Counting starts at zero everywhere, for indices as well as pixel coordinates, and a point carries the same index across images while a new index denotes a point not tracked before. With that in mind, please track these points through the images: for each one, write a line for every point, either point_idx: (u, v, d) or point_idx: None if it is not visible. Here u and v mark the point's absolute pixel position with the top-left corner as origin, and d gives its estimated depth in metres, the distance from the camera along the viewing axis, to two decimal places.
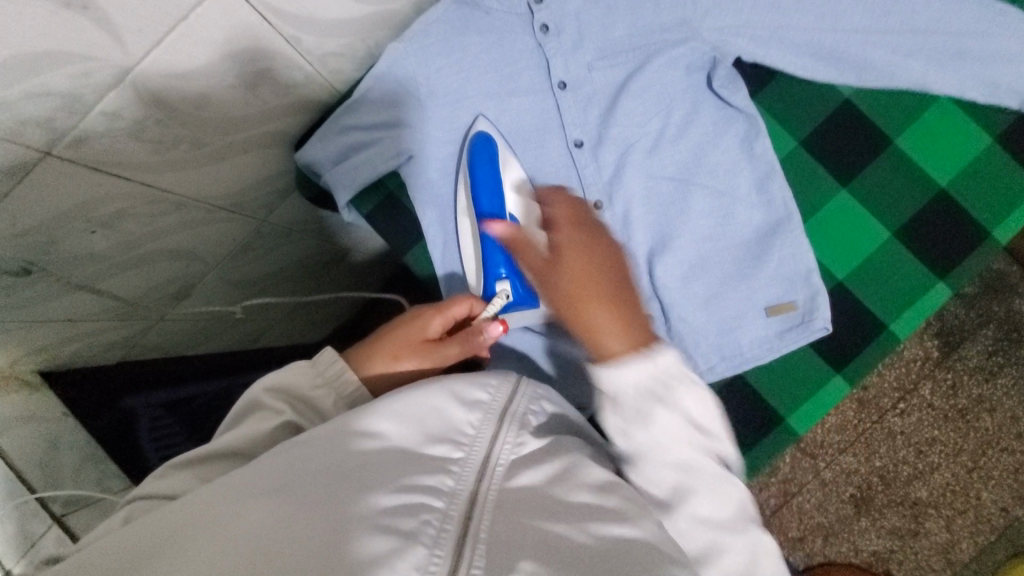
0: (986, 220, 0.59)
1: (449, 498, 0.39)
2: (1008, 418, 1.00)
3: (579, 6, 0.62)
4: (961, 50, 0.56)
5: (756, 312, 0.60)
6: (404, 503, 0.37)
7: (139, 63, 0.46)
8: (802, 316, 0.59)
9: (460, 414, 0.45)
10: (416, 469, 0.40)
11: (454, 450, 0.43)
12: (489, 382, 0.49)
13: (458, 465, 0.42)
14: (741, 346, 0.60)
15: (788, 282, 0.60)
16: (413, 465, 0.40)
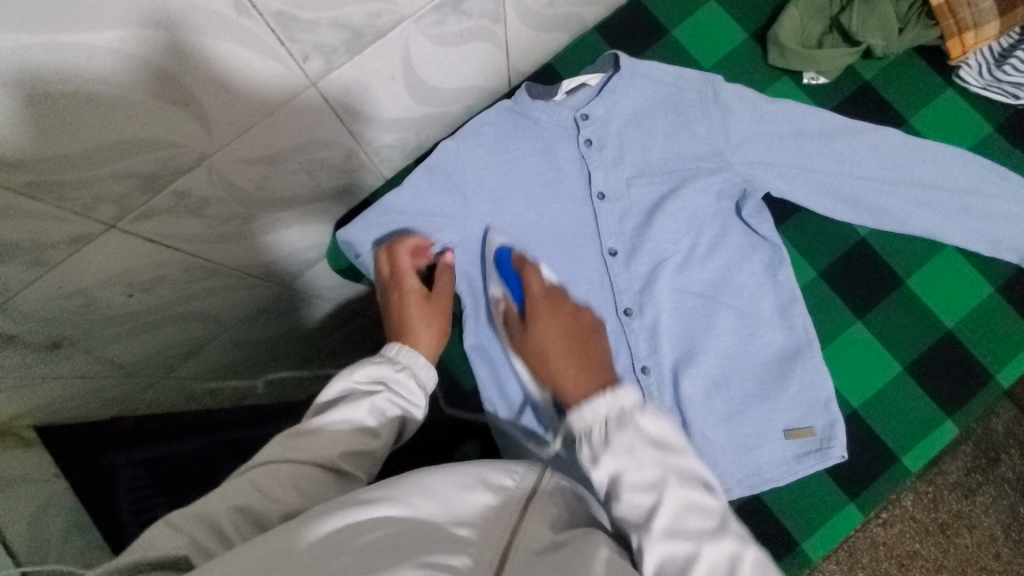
0: (989, 363, 0.63)
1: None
2: (987, 537, 1.02)
3: (621, 127, 0.68)
4: (965, 207, 0.63)
5: (775, 434, 0.62)
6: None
7: (218, 151, 0.48)
8: (819, 443, 0.61)
9: (486, 496, 0.41)
10: (429, 546, 0.35)
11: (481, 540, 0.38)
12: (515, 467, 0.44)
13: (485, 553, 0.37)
14: (760, 467, 0.62)
15: (806, 407, 0.62)
16: (427, 543, 0.35)
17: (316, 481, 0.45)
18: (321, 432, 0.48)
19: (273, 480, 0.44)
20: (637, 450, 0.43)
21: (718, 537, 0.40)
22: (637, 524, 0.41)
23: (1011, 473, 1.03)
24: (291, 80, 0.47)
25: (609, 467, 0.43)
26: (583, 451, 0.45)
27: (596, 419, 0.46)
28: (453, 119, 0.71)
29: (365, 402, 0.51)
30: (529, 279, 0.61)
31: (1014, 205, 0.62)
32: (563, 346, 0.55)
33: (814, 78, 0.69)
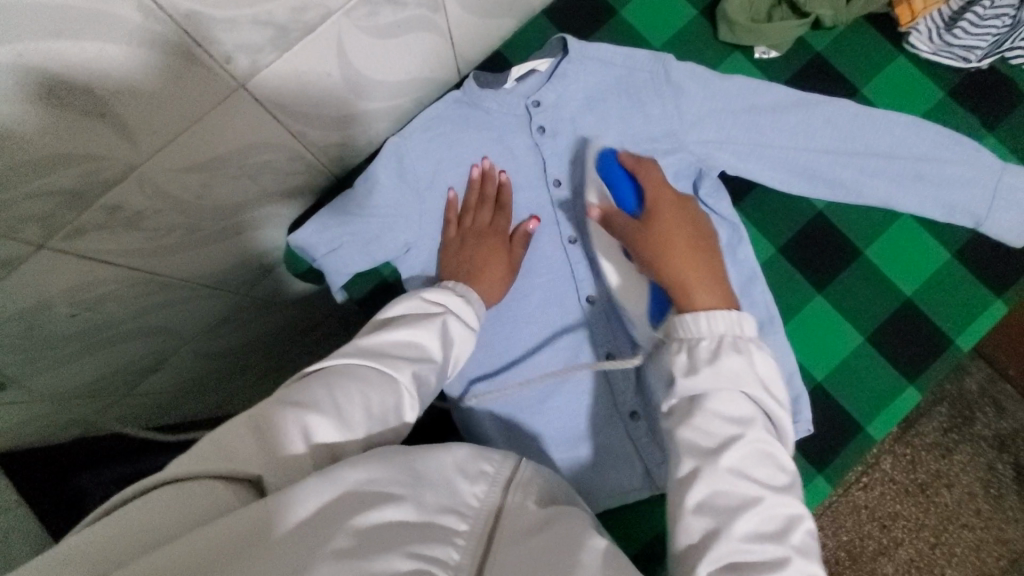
0: (949, 327, 0.63)
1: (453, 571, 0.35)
2: (966, 494, 1.04)
3: (574, 112, 0.66)
4: (919, 174, 0.63)
5: None
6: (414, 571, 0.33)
7: (146, 162, 0.46)
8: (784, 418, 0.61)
9: (466, 486, 0.41)
10: (417, 535, 0.35)
11: (460, 521, 0.38)
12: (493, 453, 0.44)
13: (464, 537, 0.37)
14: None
15: None
16: (416, 529, 0.36)
17: (374, 408, 0.44)
18: (378, 357, 0.47)
19: (337, 392, 0.43)
20: (744, 385, 0.46)
21: (785, 496, 0.43)
22: (707, 451, 0.44)
23: (987, 430, 1.05)
24: (216, 86, 0.45)
25: (705, 385, 0.46)
26: (679, 357, 0.49)
27: (718, 337, 0.48)
28: (404, 114, 0.69)
29: (429, 337, 0.50)
30: (647, 172, 0.59)
31: (967, 169, 0.62)
32: (699, 258, 0.54)
33: (765, 53, 0.68)
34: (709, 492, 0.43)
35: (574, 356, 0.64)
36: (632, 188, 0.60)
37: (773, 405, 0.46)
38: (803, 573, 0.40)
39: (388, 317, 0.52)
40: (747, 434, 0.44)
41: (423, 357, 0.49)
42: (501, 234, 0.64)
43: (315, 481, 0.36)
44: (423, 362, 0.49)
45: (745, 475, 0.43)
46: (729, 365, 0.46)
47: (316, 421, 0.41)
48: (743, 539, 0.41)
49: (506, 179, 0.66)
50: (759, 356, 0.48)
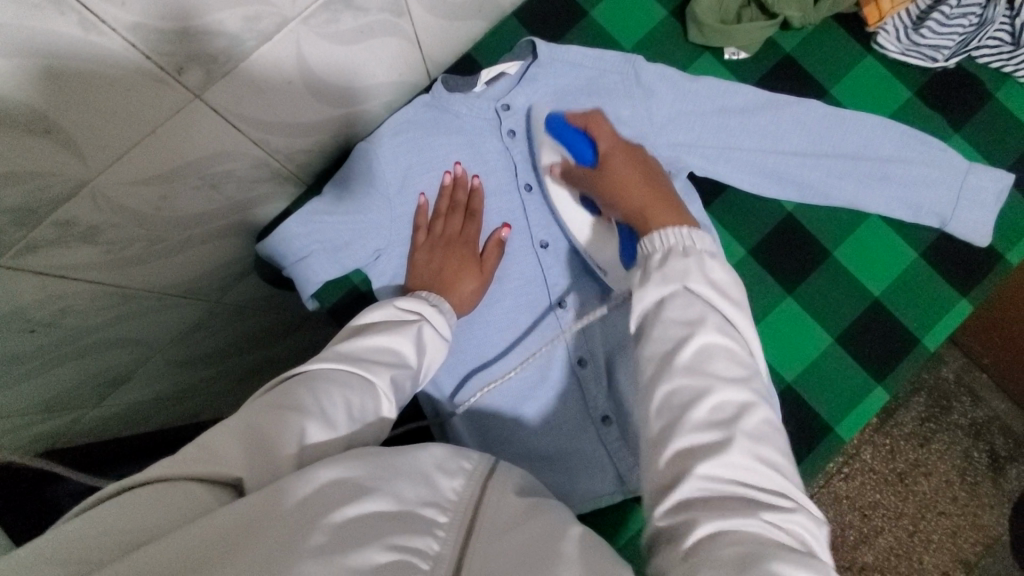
0: (917, 327, 0.64)
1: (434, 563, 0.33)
2: (943, 482, 1.05)
3: (544, 116, 0.66)
4: (886, 175, 0.63)
5: None
6: (393, 564, 0.31)
7: (99, 175, 0.45)
8: None
9: (445, 481, 0.39)
10: (395, 526, 0.34)
11: (440, 514, 0.36)
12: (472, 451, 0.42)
13: (445, 529, 0.36)
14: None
15: None
16: (393, 522, 0.34)
17: (357, 409, 0.43)
18: (356, 361, 0.46)
19: (318, 394, 0.42)
20: (691, 283, 0.41)
21: (741, 388, 0.38)
22: (661, 359, 0.39)
23: (963, 419, 1.07)
24: (170, 97, 0.44)
25: (657, 296, 0.42)
26: (635, 274, 0.44)
27: (670, 246, 0.44)
28: (373, 118, 0.68)
29: (408, 337, 0.49)
30: (597, 126, 0.56)
31: (933, 170, 0.63)
32: (658, 194, 0.50)
33: (736, 54, 0.68)
34: (670, 390, 0.38)
35: (548, 362, 0.64)
36: (585, 139, 0.58)
37: (728, 306, 0.41)
38: (751, 457, 0.35)
39: (361, 323, 0.50)
40: (696, 333, 0.39)
41: (400, 358, 0.48)
42: (472, 241, 0.63)
43: (292, 479, 0.35)
44: (400, 363, 0.48)
45: (701, 371, 0.38)
46: (674, 267, 0.42)
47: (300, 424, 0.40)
48: (694, 431, 0.36)
49: (478, 185, 0.65)
50: (707, 262, 0.43)
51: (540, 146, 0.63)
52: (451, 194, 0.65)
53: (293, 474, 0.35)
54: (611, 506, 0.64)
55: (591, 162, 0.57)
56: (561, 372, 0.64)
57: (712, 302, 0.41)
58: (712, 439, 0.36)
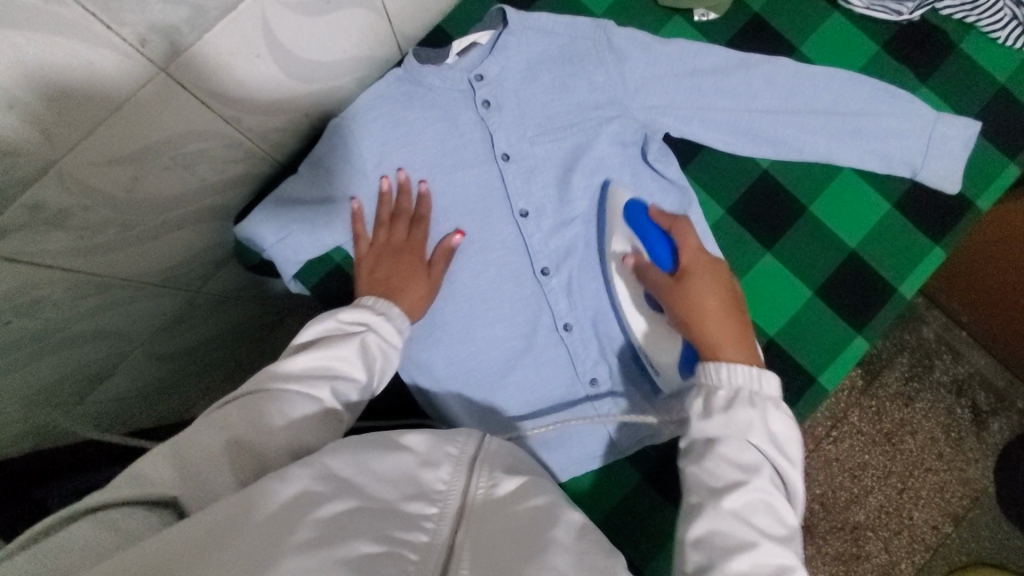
0: (893, 277, 0.65)
1: (424, 553, 0.35)
2: (929, 439, 1.08)
3: (517, 85, 0.65)
4: (856, 128, 0.64)
5: None
6: (380, 555, 0.33)
7: (66, 154, 0.44)
8: None
9: (431, 472, 0.40)
10: (383, 521, 0.35)
11: (428, 505, 0.38)
12: (456, 434, 0.43)
13: (433, 521, 0.37)
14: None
15: None
16: (380, 517, 0.35)
17: (303, 421, 0.44)
18: (297, 379, 0.46)
19: (259, 414, 0.43)
20: (753, 436, 0.45)
21: (782, 545, 0.42)
22: (713, 491, 0.44)
23: (945, 376, 1.09)
24: (131, 71, 0.43)
25: (716, 431, 0.46)
26: (696, 403, 0.48)
27: (735, 390, 0.47)
28: (346, 95, 0.67)
29: (359, 352, 0.49)
30: (683, 237, 0.57)
31: (902, 121, 0.64)
32: (730, 314, 0.53)
33: (706, 15, 0.68)
34: (710, 530, 0.42)
35: (534, 330, 0.65)
36: (664, 244, 0.58)
37: (770, 448, 0.46)
38: (773, 559, 0.41)
39: (314, 334, 0.50)
40: (753, 480, 0.44)
41: (349, 373, 0.48)
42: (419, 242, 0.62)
43: (269, 481, 0.35)
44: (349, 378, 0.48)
45: (745, 521, 0.43)
46: (740, 417, 0.46)
47: (237, 438, 0.41)
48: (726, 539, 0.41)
49: (425, 190, 0.64)
50: (772, 413, 0.47)
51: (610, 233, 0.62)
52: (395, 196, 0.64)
53: (267, 478, 0.36)
54: (602, 468, 0.65)
55: (668, 267, 0.57)
56: (548, 339, 0.65)
57: (768, 457, 0.46)
58: (739, 540, 0.41)
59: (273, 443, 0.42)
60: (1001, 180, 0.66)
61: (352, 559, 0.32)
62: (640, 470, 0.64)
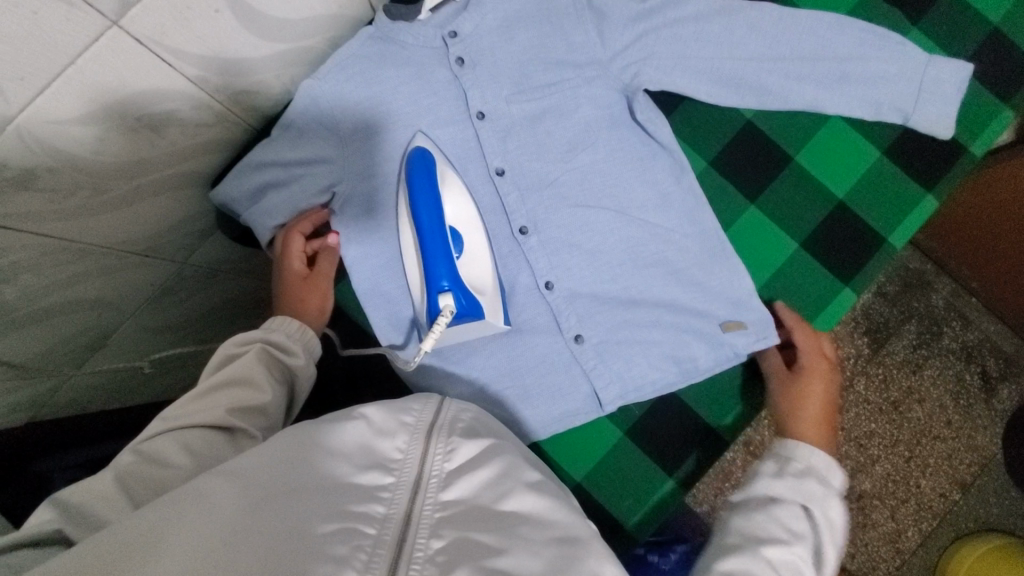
0: (883, 227, 0.63)
1: (380, 525, 0.35)
2: (937, 406, 1.06)
3: (493, 41, 0.63)
4: (844, 74, 0.62)
5: (692, 333, 0.62)
6: (336, 532, 0.34)
7: (23, 110, 0.44)
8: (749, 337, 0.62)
9: (387, 442, 0.42)
10: (342, 496, 0.36)
11: (385, 476, 0.39)
12: (411, 404, 0.46)
13: (389, 490, 0.38)
14: (694, 360, 0.62)
15: (728, 304, 0.62)
16: (342, 492, 0.37)
17: (203, 450, 0.46)
18: (176, 418, 0.47)
19: (155, 453, 0.45)
20: (813, 504, 0.49)
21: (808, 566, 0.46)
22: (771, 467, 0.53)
23: (954, 343, 1.07)
24: (82, 22, 0.42)
25: (781, 491, 0.50)
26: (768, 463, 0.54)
27: (809, 468, 0.52)
28: (320, 57, 0.66)
29: (253, 374, 0.51)
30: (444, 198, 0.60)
31: (892, 65, 0.61)
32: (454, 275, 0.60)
33: None
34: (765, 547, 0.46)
35: (513, 289, 0.64)
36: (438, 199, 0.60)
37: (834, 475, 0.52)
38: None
39: (211, 366, 0.52)
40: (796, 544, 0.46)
41: (247, 393, 0.49)
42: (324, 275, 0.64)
43: (210, 476, 0.36)
44: (251, 400, 0.49)
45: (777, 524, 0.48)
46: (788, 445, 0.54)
47: (126, 476, 0.43)
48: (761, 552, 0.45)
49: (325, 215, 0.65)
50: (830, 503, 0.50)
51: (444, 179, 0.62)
52: (303, 225, 0.64)
53: (204, 474, 0.37)
54: (585, 424, 0.64)
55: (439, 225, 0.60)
56: (528, 297, 0.64)
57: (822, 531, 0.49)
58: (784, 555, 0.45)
59: (176, 473, 0.44)
60: (997, 125, 0.63)
61: (306, 540, 0.33)
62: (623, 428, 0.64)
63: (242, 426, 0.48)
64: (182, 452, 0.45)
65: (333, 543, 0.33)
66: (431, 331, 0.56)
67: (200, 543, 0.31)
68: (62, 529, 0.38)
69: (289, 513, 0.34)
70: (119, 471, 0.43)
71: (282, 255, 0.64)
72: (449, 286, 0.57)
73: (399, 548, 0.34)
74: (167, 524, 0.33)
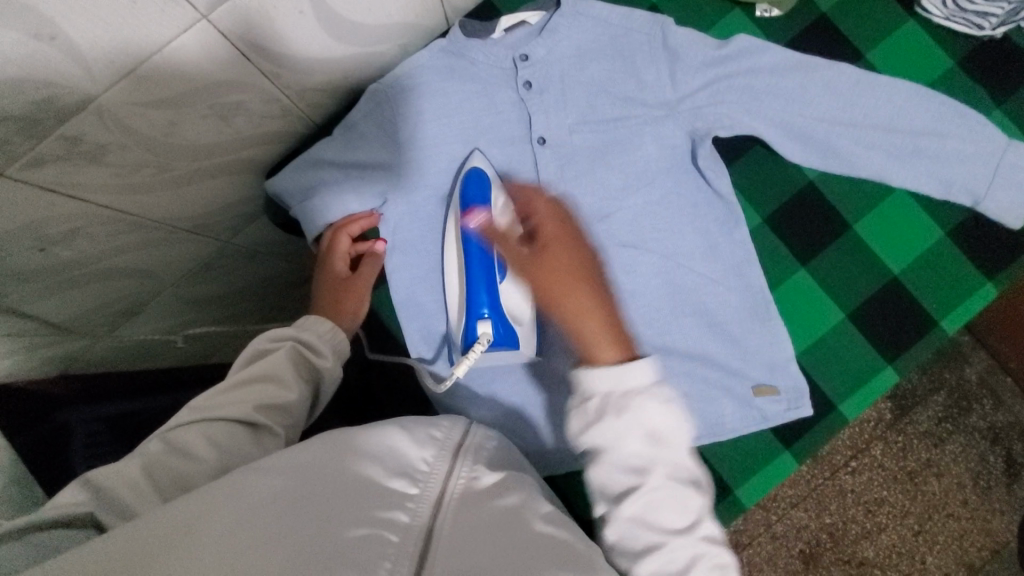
0: (936, 309, 0.61)
1: (404, 534, 0.35)
2: (955, 484, 1.02)
3: (563, 68, 0.63)
4: (918, 148, 0.60)
5: (724, 391, 0.61)
6: (361, 538, 0.34)
7: (106, 91, 0.45)
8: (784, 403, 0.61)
9: (415, 451, 0.42)
10: (370, 501, 0.36)
11: (411, 485, 0.39)
12: (440, 422, 0.46)
13: (414, 501, 0.38)
14: (723, 417, 0.61)
15: (766, 366, 0.61)
16: (369, 497, 0.37)
17: (226, 444, 0.46)
18: (203, 410, 0.48)
19: (178, 443, 0.46)
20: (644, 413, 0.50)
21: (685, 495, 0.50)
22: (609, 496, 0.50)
23: (982, 422, 1.03)
24: (175, 14, 0.43)
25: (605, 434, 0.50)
26: (573, 415, 0.52)
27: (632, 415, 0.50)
28: (388, 61, 0.67)
29: (281, 371, 0.51)
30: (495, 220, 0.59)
31: (969, 144, 0.59)
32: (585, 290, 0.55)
33: (768, 11, 0.65)
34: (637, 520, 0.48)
35: None
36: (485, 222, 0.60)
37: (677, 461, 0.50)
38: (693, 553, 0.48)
39: (239, 359, 0.53)
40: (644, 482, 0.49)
41: (273, 389, 0.50)
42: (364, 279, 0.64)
43: (247, 471, 0.37)
44: (277, 397, 0.50)
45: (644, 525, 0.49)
46: (614, 425, 0.49)
47: (152, 464, 0.44)
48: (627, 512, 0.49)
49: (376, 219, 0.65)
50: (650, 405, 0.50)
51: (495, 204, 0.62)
52: (352, 226, 0.64)
53: (244, 468, 0.38)
54: None
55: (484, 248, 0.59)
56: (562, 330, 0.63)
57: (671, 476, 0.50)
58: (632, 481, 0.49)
59: (197, 465, 0.45)
60: None
61: (332, 545, 0.32)
62: None
63: (266, 423, 0.48)
64: (206, 446, 0.46)
65: (358, 548, 0.33)
66: (466, 357, 0.56)
67: (236, 542, 0.31)
68: (92, 512, 0.40)
69: (321, 514, 0.34)
70: (146, 459, 0.44)
71: (328, 254, 0.65)
72: (489, 314, 0.58)
73: (421, 559, 0.34)
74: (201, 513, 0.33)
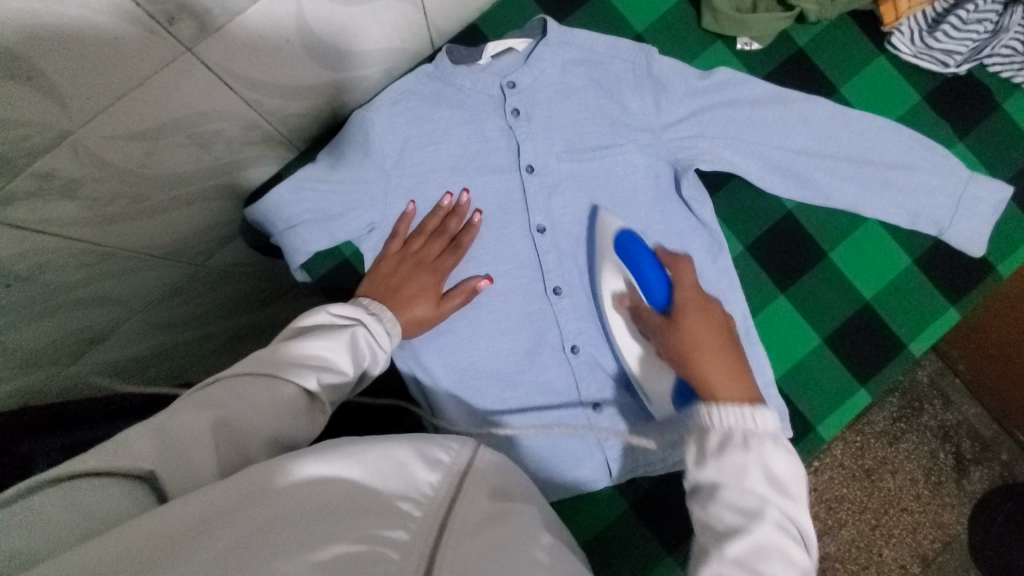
0: (904, 334, 0.65)
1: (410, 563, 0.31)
2: (909, 480, 1.03)
3: (549, 97, 0.64)
4: (888, 180, 0.63)
5: None
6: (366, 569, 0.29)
7: (81, 128, 0.43)
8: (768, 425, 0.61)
9: (423, 473, 0.36)
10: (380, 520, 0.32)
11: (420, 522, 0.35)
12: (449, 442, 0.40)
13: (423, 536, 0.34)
14: None
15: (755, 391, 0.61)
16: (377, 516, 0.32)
17: (288, 408, 0.42)
18: (265, 368, 0.43)
19: (246, 394, 0.40)
20: (746, 480, 0.41)
21: (779, 534, 0.40)
22: (715, 533, 0.41)
23: (933, 422, 1.04)
24: (157, 49, 0.41)
25: (713, 478, 0.42)
26: (688, 447, 0.44)
27: (724, 432, 0.43)
28: (371, 86, 0.66)
29: (343, 352, 0.47)
30: (680, 274, 0.54)
31: (934, 178, 0.62)
32: (723, 351, 0.48)
33: (748, 45, 0.67)
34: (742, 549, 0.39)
35: (538, 348, 0.64)
36: (658, 280, 0.55)
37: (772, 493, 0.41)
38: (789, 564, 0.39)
39: (308, 322, 0.49)
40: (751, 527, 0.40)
41: (333, 369, 0.46)
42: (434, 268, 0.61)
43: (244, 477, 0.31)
44: (337, 378, 0.46)
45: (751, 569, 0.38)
46: (734, 460, 0.41)
47: (226, 419, 0.38)
48: (735, 561, 0.39)
49: (476, 222, 0.63)
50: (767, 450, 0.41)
51: (602, 264, 0.61)
52: (441, 212, 0.63)
53: (249, 472, 0.32)
54: (591, 492, 0.65)
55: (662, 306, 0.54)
56: (551, 357, 0.64)
57: (772, 500, 0.41)
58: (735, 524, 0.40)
59: (258, 425, 0.39)
60: None
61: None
62: (628, 498, 0.65)
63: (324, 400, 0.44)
64: (262, 414, 0.40)
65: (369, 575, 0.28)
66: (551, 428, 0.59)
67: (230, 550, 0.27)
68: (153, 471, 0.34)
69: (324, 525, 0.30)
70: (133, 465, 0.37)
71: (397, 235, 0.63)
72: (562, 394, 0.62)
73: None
74: (214, 521, 0.29)
